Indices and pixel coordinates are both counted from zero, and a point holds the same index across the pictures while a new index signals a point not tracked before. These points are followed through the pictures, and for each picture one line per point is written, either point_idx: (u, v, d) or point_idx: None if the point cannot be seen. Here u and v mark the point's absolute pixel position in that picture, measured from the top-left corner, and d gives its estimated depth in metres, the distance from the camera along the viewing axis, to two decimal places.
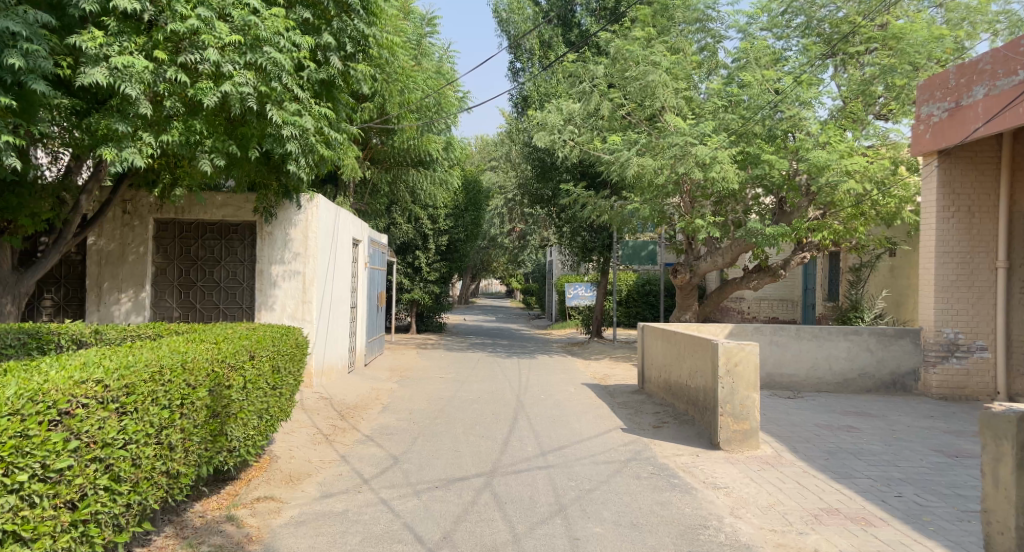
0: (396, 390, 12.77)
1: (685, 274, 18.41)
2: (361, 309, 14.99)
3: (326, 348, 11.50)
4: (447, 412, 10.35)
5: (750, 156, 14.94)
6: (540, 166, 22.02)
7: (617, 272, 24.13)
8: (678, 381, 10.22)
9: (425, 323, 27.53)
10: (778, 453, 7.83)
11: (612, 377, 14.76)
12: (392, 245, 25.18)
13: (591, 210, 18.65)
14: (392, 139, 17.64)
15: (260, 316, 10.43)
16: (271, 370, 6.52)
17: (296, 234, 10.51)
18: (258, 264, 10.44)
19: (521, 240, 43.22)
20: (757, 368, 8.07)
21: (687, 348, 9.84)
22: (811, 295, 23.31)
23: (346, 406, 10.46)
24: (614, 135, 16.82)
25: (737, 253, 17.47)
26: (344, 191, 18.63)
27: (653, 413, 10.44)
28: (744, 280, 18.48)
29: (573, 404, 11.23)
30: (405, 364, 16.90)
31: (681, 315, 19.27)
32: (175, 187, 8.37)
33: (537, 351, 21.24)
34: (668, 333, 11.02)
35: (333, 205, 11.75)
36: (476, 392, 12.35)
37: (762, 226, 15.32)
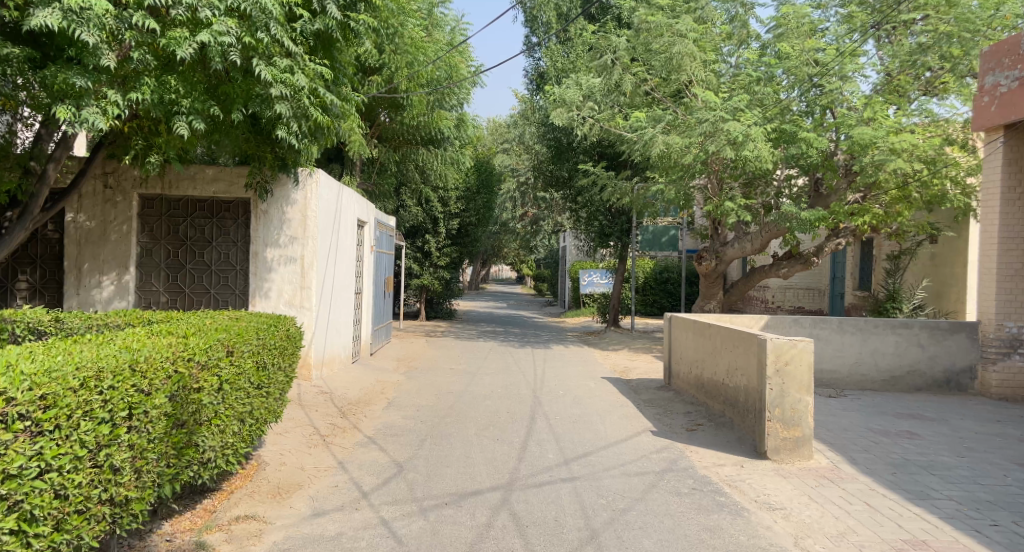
0: (403, 382, 11.90)
1: (710, 261, 17.44)
2: (367, 295, 14.10)
3: (327, 337, 10.63)
4: (459, 410, 9.45)
5: (785, 134, 13.99)
6: (556, 146, 21.04)
7: (636, 258, 23.15)
8: (713, 379, 9.27)
9: (434, 311, 26.65)
10: (835, 465, 6.87)
11: (635, 370, 13.84)
12: (401, 228, 24.28)
13: (610, 192, 17.68)
14: (401, 115, 16.73)
15: (253, 303, 9.54)
16: (253, 366, 5.56)
17: (294, 213, 9.62)
18: (252, 245, 9.54)
19: (534, 225, 42.27)
20: (812, 367, 7.09)
21: (725, 342, 8.88)
22: (839, 284, 22.33)
23: (347, 402, 9.59)
24: (637, 112, 15.86)
25: (767, 239, 16.50)
26: (351, 170, 17.75)
27: (684, 413, 9.50)
28: (773, 268, 17.52)
29: (595, 401, 10.31)
30: (413, 353, 16.01)
31: (705, 305, 18.31)
32: (150, 156, 7.32)
33: (552, 340, 20.36)
34: (700, 325, 10.06)
35: (335, 182, 10.83)
36: (490, 387, 11.46)
37: (797, 210, 14.32)
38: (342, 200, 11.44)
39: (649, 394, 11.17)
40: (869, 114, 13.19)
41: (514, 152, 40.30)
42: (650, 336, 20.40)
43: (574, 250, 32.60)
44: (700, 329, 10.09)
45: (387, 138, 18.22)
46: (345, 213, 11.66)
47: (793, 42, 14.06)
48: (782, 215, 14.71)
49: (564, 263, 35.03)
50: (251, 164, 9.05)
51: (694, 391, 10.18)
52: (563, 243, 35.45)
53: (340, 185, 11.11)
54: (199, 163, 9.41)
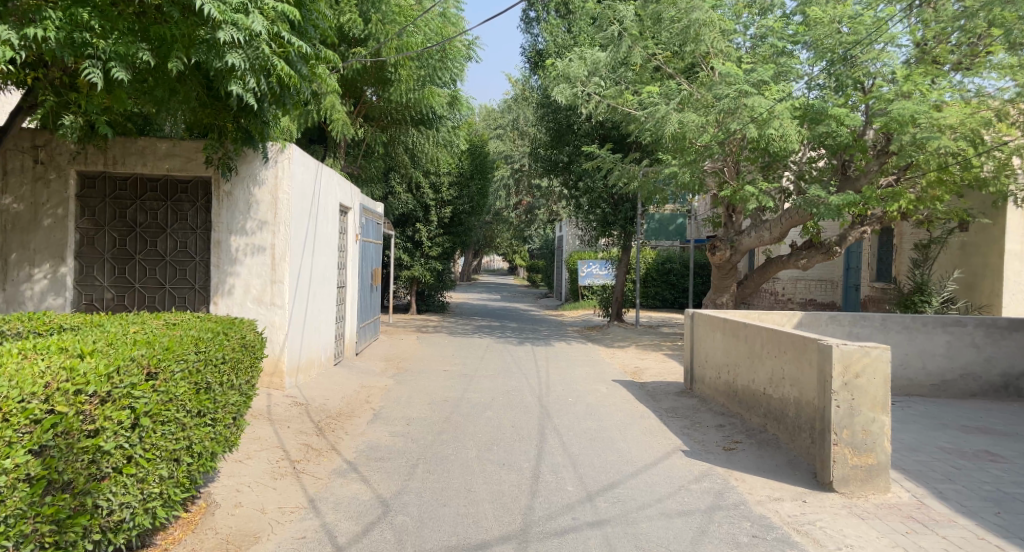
0: (391, 387, 10.59)
1: (724, 251, 16.11)
2: (352, 289, 12.76)
3: (305, 338, 9.32)
4: (458, 425, 8.16)
5: (812, 111, 12.75)
6: (556, 129, 19.98)
7: (639, 248, 21.88)
8: (751, 387, 8.01)
9: (426, 304, 25.34)
10: (921, 501, 5.59)
11: (648, 372, 12.58)
12: (390, 217, 22.93)
13: (616, 176, 16.40)
14: (390, 91, 15.40)
15: (216, 299, 8.21)
16: (188, 388, 4.18)
17: (263, 194, 8.27)
18: (214, 232, 8.19)
19: (528, 214, 40.98)
20: (888, 380, 5.79)
21: (766, 345, 7.62)
22: (854, 276, 21.16)
23: (327, 414, 8.29)
24: (648, 88, 14.59)
25: (786, 227, 15.36)
26: (335, 152, 16.38)
27: (715, 427, 8.23)
28: (791, 258, 16.28)
29: (611, 413, 9.02)
30: (403, 352, 14.69)
31: (717, 298, 17.06)
32: (63, 118, 6.26)
33: (551, 335, 19.10)
34: (731, 324, 8.81)
35: (313, 160, 9.50)
36: (489, 393, 10.17)
37: (825, 195, 13.09)
38: (322, 181, 10.11)
39: (668, 401, 9.91)
40: (903, 84, 11.99)
41: (508, 138, 38.87)
42: (656, 330, 19.16)
43: (571, 240, 31.29)
44: (730, 329, 8.84)
45: (374, 117, 16.89)
46: (325, 197, 10.31)
47: (822, 9, 12.85)
48: (808, 200, 13.41)
49: (560, 253, 33.71)
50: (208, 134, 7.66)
51: (724, 400, 8.94)
52: (559, 233, 34.16)
53: (319, 164, 9.77)
54: (151, 136, 8.04)
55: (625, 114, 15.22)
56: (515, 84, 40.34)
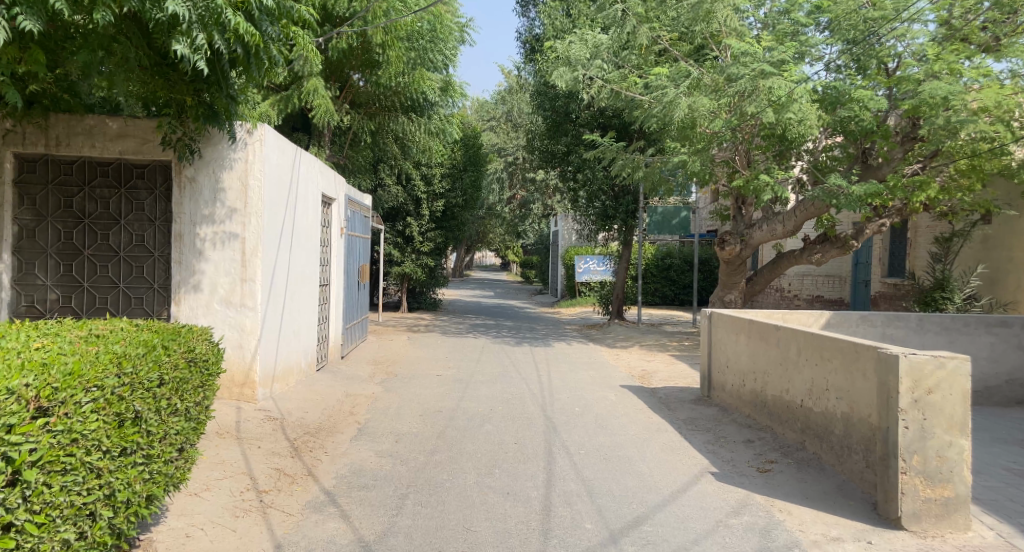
0: (379, 396, 9.62)
1: (734, 246, 15.23)
2: (336, 287, 11.79)
3: (283, 343, 8.35)
4: (453, 442, 7.21)
5: (832, 94, 11.89)
6: (553, 118, 19.11)
7: (640, 243, 20.94)
8: (784, 398, 7.11)
9: (417, 301, 24.33)
10: (1011, 543, 4.68)
11: (657, 377, 11.67)
12: (379, 211, 21.95)
13: (619, 166, 15.47)
14: (378, 75, 14.49)
15: (178, 300, 7.21)
16: (101, 424, 3.18)
17: (231, 180, 7.28)
18: (175, 224, 7.20)
19: (522, 208, 40.03)
20: (967, 397, 4.87)
21: (803, 351, 6.71)
22: (864, 271, 20.36)
23: (305, 430, 7.31)
24: (655, 71, 13.73)
25: (801, 220, 14.48)
26: (320, 140, 15.40)
27: (743, 442, 7.31)
28: (803, 253, 15.40)
29: (624, 427, 8.08)
30: (393, 354, 13.71)
31: (725, 295, 16.17)
32: None
33: (549, 334, 18.17)
34: (757, 326, 7.91)
35: (289, 144, 8.52)
36: (487, 402, 9.24)
37: (846, 184, 12.19)
38: (301, 167, 9.14)
39: (685, 411, 8.99)
40: (933, 63, 11.11)
41: (501, 131, 37.95)
42: (659, 329, 18.26)
43: (567, 236, 30.40)
44: (756, 332, 7.94)
45: (362, 103, 15.93)
46: (305, 186, 9.34)
47: None
48: (826, 191, 12.47)
49: (555, 249, 32.82)
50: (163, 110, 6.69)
51: (749, 410, 8.03)
52: (554, 227, 33.32)
53: (298, 148, 8.81)
54: (102, 114, 7.07)
55: (629, 99, 14.31)
56: (509, 76, 39.42)
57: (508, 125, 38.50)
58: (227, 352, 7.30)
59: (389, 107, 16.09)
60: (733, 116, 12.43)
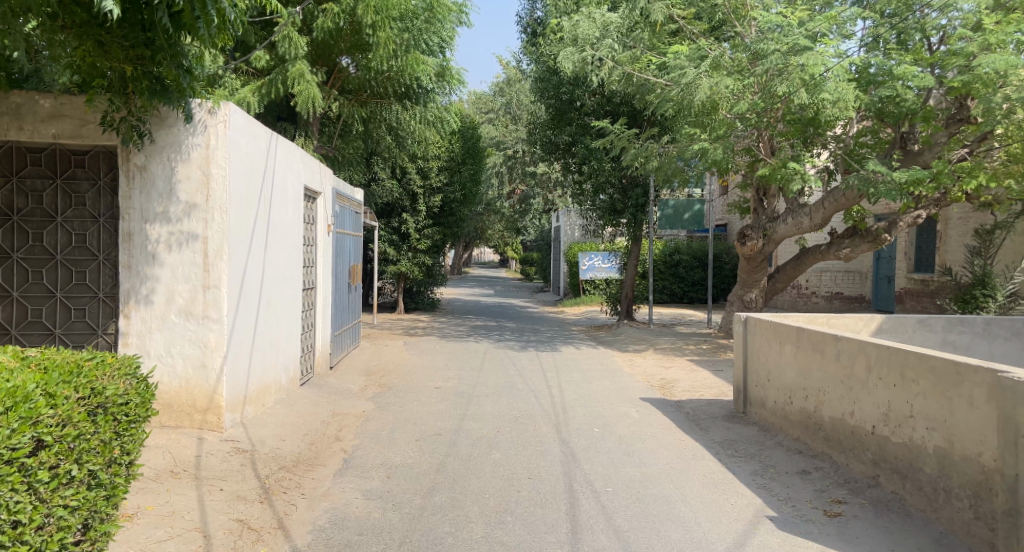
0: (370, 415, 8.50)
1: (756, 241, 14.25)
2: (323, 291, 10.63)
3: (256, 358, 7.21)
4: (456, 478, 6.09)
5: (871, 73, 10.97)
6: (557, 107, 18.07)
7: (650, 239, 19.81)
8: (847, 421, 5.98)
9: (414, 301, 23.16)
10: None
11: (679, 388, 10.55)
12: (373, 207, 20.82)
13: (631, 155, 14.38)
14: (369, 57, 13.37)
15: (126, 312, 6.05)
16: None
17: (189, 169, 6.12)
18: (122, 222, 6.04)
19: (522, 203, 38.92)
20: None
21: (874, 368, 5.58)
22: (887, 266, 19.33)
23: (280, 465, 6.14)
24: (672, 51, 12.64)
25: (830, 212, 13.33)
26: (308, 130, 14.28)
27: (797, 474, 6.17)
28: (830, 249, 14.35)
29: (653, 453, 6.95)
30: (387, 363, 12.58)
31: (744, 294, 15.12)
32: None
33: (555, 337, 17.06)
34: (808, 335, 6.78)
35: (263, 128, 7.35)
36: (493, 423, 8.13)
37: (886, 171, 11.21)
38: (277, 155, 7.99)
39: (718, 432, 7.85)
40: (985, 35, 10.03)
41: (500, 124, 36.87)
42: (672, 331, 17.15)
43: (570, 232, 29.17)
44: (806, 341, 6.82)
45: (352, 90, 14.77)
46: (283, 177, 8.19)
47: None
48: (864, 178, 11.50)
49: (558, 246, 31.74)
50: (91, 77, 5.51)
51: (798, 432, 6.90)
52: (556, 222, 32.19)
53: (274, 133, 7.66)
54: (31, 91, 5.96)
55: (642, 82, 13.20)
56: (508, 68, 38.36)
57: (507, 118, 37.43)
58: (188, 374, 6.14)
59: (381, 94, 14.90)
60: (760, 98, 11.33)
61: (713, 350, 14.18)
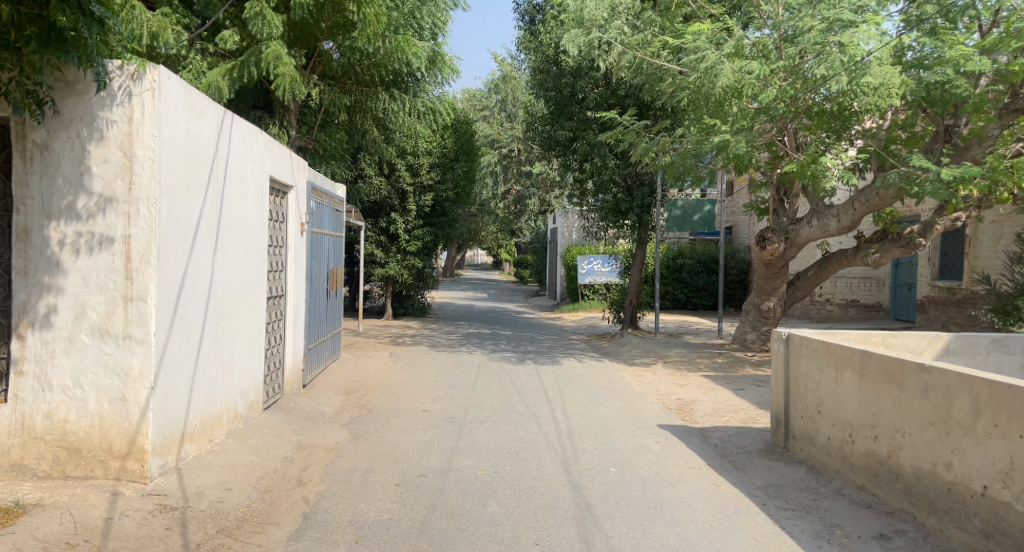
0: (344, 449, 7.20)
1: (777, 245, 12.84)
2: (292, 298, 9.25)
3: (202, 384, 5.90)
4: (444, 543, 4.80)
5: (919, 57, 9.98)
6: (557, 100, 16.77)
7: (656, 243, 18.48)
8: (941, 475, 4.72)
9: (403, 307, 21.80)
10: None
11: (700, 412, 9.29)
12: (360, 205, 19.54)
13: (641, 150, 13.17)
14: (353, 37, 12.08)
15: (21, 333, 4.72)
16: None
17: (107, 149, 4.79)
18: (17, 215, 4.73)
19: (518, 204, 37.74)
20: None
21: (989, 412, 4.33)
22: (908, 272, 18.22)
23: (219, 526, 4.74)
24: (689, 33, 11.45)
25: (861, 215, 12.06)
26: (285, 119, 13.02)
27: (876, 540, 4.86)
28: (856, 254, 13.06)
29: (688, 506, 5.63)
30: (370, 380, 11.25)
31: (761, 302, 13.93)
32: None
33: (554, 347, 15.78)
34: (876, 361, 5.52)
35: (213, 102, 6.02)
36: (488, 459, 6.85)
37: (933, 167, 10.06)
38: (234, 139, 6.67)
39: (761, 473, 6.52)
40: None
41: (494, 122, 35.77)
42: (681, 341, 15.93)
43: (568, 234, 27.86)
44: (874, 369, 5.56)
45: (335, 75, 13.52)
46: (242, 165, 6.89)
47: None
48: (904, 175, 10.45)
49: (553, 249, 30.54)
50: None
51: (865, 480, 5.61)
52: (552, 224, 31.04)
53: (230, 111, 6.36)
54: None
55: (652, 71, 12.07)
56: (503, 64, 37.32)
57: (502, 117, 36.33)
58: (103, 410, 4.79)
59: (367, 82, 13.70)
60: (794, 80, 10.38)
61: (729, 364, 12.92)
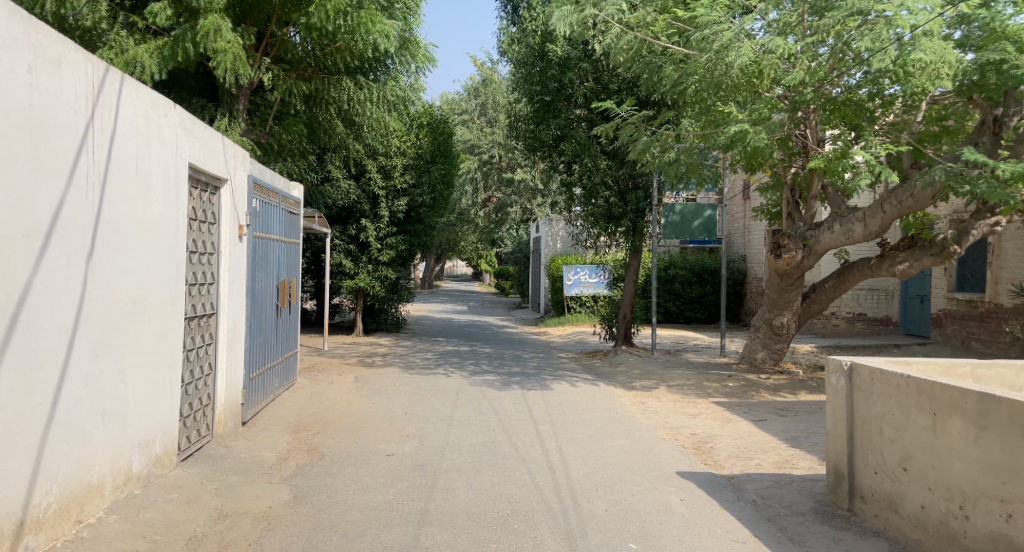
0: (277, 518, 5.47)
1: (795, 253, 11.30)
2: (223, 318, 7.51)
3: (66, 444, 4.22)
4: None
5: (965, 35, 8.58)
6: (543, 95, 15.27)
7: (651, 252, 16.93)
8: None
9: (376, 322, 20.01)
10: None
11: (723, 454, 7.67)
12: (327, 211, 17.90)
13: (644, 145, 11.60)
14: (308, 14, 10.59)
15: None
16: None
17: None
18: None
19: (499, 212, 36.17)
20: None
21: None
22: (920, 283, 16.88)
23: None
24: (699, 9, 10.05)
25: (893, 219, 10.47)
26: (234, 108, 11.42)
27: None
28: (881, 264, 11.50)
29: None
30: (327, 413, 9.52)
31: (774, 317, 12.41)
32: None
33: (542, 367, 14.14)
34: (1007, 410, 3.99)
35: (84, 51, 4.38)
36: (466, 532, 5.20)
37: (988, 161, 8.56)
38: (127, 106, 5.03)
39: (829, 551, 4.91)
40: None
41: (473, 126, 34.36)
42: (682, 360, 14.37)
43: (552, 243, 26.30)
44: (1003, 420, 4.01)
45: (291, 60, 12.26)
46: (140, 144, 5.24)
47: None
48: (950, 171, 8.95)
49: (536, 259, 28.99)
50: None
51: None
52: (535, 233, 29.57)
53: (115, 68, 4.73)
54: None
55: (651, 60, 11.22)
56: (482, 68, 35.99)
57: (482, 122, 34.81)
58: None
59: (327, 67, 12.36)
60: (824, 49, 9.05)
61: (743, 389, 11.33)
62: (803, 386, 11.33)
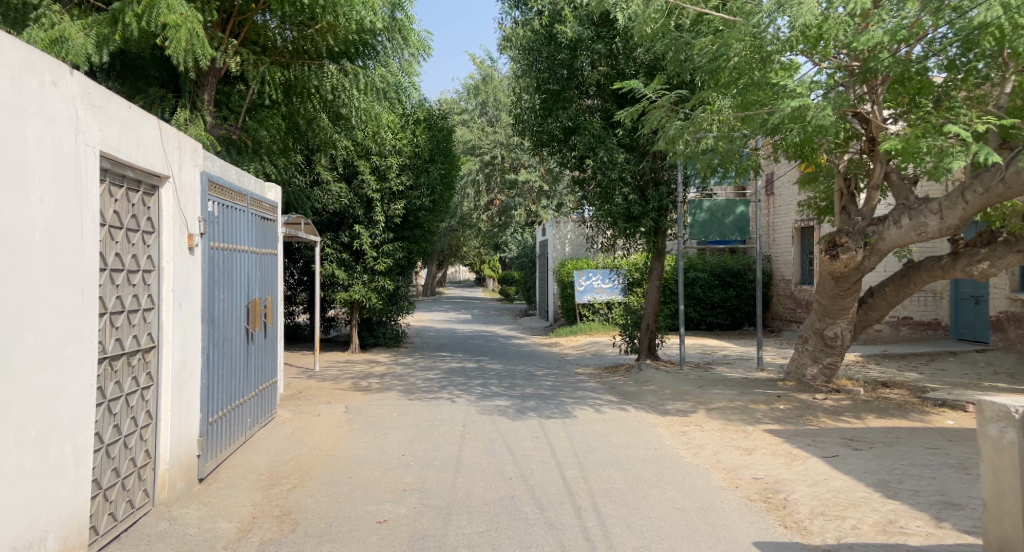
0: None
1: (856, 252, 9.58)
2: (163, 352, 5.88)
3: None
4: None
5: None
6: (554, 83, 13.70)
7: (680, 255, 15.17)
8: None
9: (373, 336, 18.36)
10: None
11: (805, 512, 6.02)
12: (317, 215, 16.35)
13: (678, 129, 9.98)
14: None
15: None
16: None
17: None
18: None
19: (503, 215, 34.66)
20: None
21: None
22: (973, 282, 15.22)
23: None
24: None
25: (979, 209, 8.78)
26: (198, 99, 10.00)
27: None
28: (954, 262, 9.83)
29: None
30: (308, 458, 7.88)
31: (827, 327, 10.76)
32: None
33: (560, 387, 12.51)
34: None
35: None
36: None
37: None
38: None
39: None
40: None
41: (474, 127, 33.04)
42: (715, 376, 12.73)
43: (560, 246, 24.59)
44: None
45: (266, 44, 10.89)
46: (1, 118, 3.67)
47: None
48: None
49: (543, 264, 27.36)
50: None
51: None
52: (541, 237, 27.99)
53: None
54: None
55: (679, 36, 9.83)
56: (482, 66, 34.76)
57: (482, 122, 33.47)
58: None
59: (308, 52, 10.98)
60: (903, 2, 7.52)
61: (797, 413, 9.68)
62: (868, 408, 9.68)
